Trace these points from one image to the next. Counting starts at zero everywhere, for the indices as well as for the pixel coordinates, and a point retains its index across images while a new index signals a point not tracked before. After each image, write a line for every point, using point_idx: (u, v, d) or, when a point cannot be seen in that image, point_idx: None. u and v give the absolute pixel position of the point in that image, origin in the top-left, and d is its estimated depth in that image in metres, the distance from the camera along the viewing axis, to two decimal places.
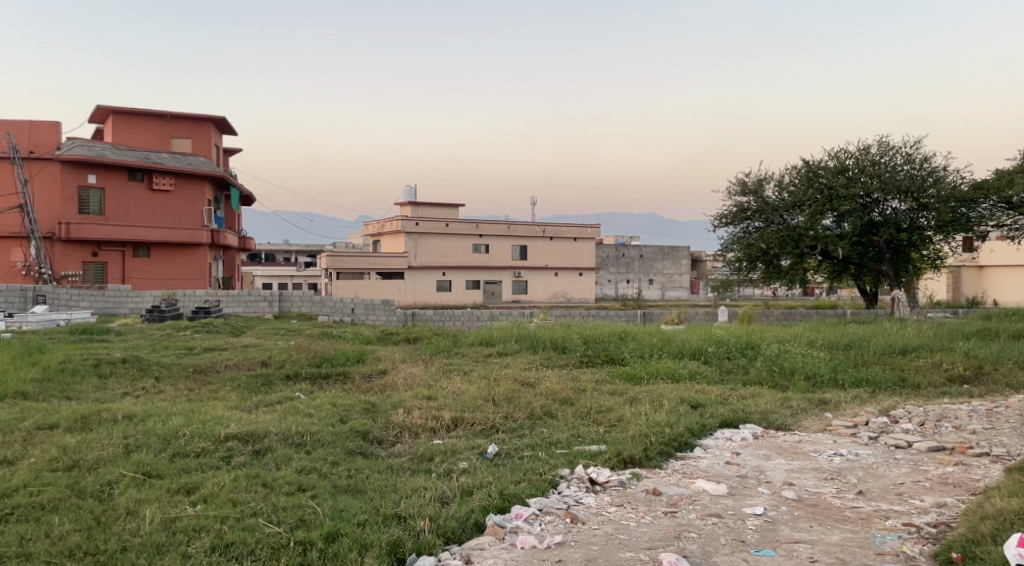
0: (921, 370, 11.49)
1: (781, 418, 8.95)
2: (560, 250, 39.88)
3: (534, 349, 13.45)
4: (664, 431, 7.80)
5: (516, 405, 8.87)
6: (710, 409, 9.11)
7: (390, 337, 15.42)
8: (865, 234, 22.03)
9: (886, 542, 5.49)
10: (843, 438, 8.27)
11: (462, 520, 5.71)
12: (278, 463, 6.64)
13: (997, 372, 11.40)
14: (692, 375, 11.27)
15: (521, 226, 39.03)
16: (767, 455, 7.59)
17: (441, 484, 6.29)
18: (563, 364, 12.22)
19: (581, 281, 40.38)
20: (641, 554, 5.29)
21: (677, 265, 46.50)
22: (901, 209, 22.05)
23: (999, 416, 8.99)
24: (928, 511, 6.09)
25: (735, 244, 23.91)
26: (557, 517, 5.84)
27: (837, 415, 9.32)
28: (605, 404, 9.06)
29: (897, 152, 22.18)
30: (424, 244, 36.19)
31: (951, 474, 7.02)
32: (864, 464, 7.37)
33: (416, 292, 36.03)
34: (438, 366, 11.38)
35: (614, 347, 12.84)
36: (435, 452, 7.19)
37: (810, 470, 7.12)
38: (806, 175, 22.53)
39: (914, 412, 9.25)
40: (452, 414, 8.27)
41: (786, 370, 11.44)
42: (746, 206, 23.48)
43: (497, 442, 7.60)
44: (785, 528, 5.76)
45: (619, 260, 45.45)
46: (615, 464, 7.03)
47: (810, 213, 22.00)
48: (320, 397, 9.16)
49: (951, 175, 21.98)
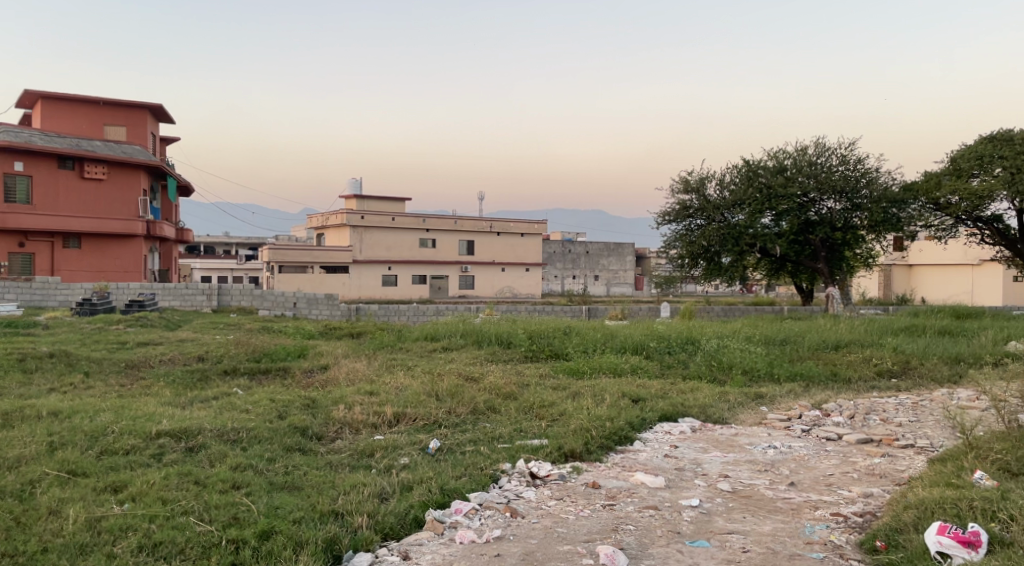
0: (852, 364, 11.86)
1: (718, 412, 9.12)
2: (506, 245, 39.93)
3: (479, 344, 13.46)
4: (605, 425, 7.90)
5: (459, 399, 8.87)
6: (649, 403, 9.26)
7: (333, 331, 15.27)
8: (802, 233, 22.61)
9: (815, 531, 5.65)
10: (777, 431, 8.49)
11: (401, 516, 5.69)
12: (212, 459, 6.52)
13: (924, 366, 11.83)
14: (633, 370, 11.44)
15: (467, 220, 39.00)
16: (704, 448, 7.74)
17: (381, 480, 6.27)
18: (508, 359, 12.27)
19: (528, 276, 40.56)
20: (579, 547, 5.35)
21: (621, 261, 47.07)
22: (836, 208, 22.64)
23: (924, 409, 9.33)
24: (855, 501, 6.30)
25: (678, 242, 24.17)
26: (496, 512, 5.88)
27: (772, 408, 9.56)
28: (548, 398, 9.13)
29: (832, 152, 22.83)
30: (369, 238, 35.85)
31: (878, 465, 7.27)
32: (796, 456, 7.58)
33: (360, 286, 35.67)
34: (381, 362, 11.29)
35: (557, 343, 12.91)
36: (375, 448, 7.16)
37: (744, 463, 7.29)
38: (746, 174, 22.96)
39: (845, 406, 9.54)
40: (393, 409, 8.23)
41: (724, 364, 11.71)
42: (689, 204, 23.74)
43: (439, 438, 7.59)
44: (719, 519, 5.89)
45: (565, 257, 45.61)
46: (557, 458, 7.10)
47: (749, 211, 22.42)
48: (257, 392, 9.01)
49: (884, 176, 22.75)
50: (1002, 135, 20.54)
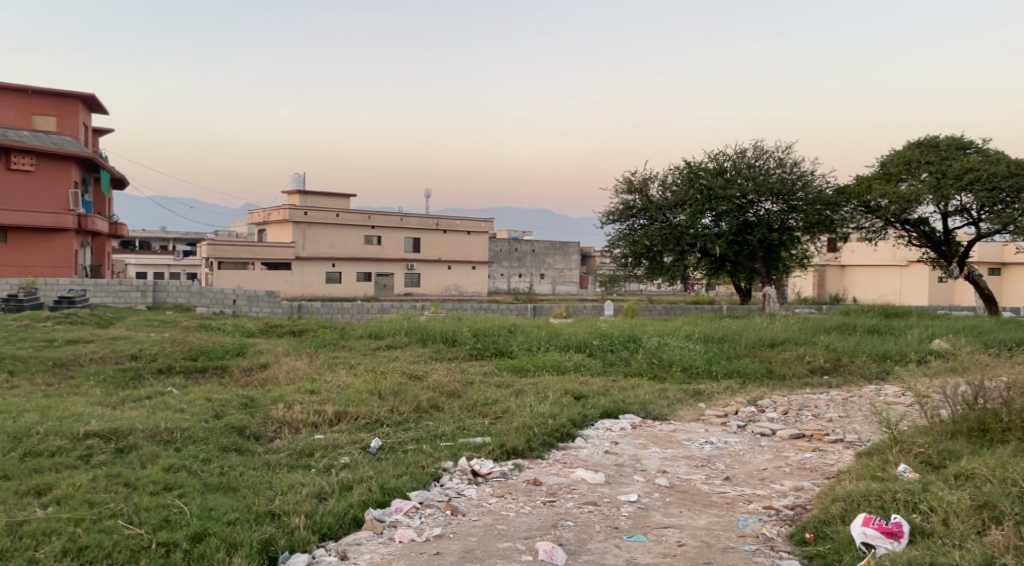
0: (787, 362, 12.16)
1: (658, 408, 9.28)
2: (451, 243, 39.86)
3: (423, 342, 13.42)
4: (547, 422, 7.96)
5: (401, 398, 8.84)
6: (591, 400, 9.37)
7: (274, 329, 15.05)
8: (740, 233, 23.11)
9: (748, 525, 5.79)
10: (714, 427, 8.68)
11: (340, 516, 5.64)
12: (143, 460, 6.38)
13: (854, 363, 12.22)
14: (576, 367, 11.54)
15: (413, 218, 38.82)
16: (644, 444, 7.87)
17: (320, 480, 6.21)
18: (451, 357, 12.26)
19: (474, 275, 40.58)
20: (518, 544, 5.39)
21: (567, 260, 47.45)
22: (773, 210, 23.31)
23: (854, 405, 9.65)
24: (787, 494, 6.49)
25: (621, 241, 24.39)
26: (437, 510, 5.89)
27: (710, 404, 9.77)
28: (491, 396, 9.15)
29: (770, 156, 23.46)
30: (312, 234, 35.33)
31: (809, 459, 7.50)
32: (731, 451, 7.76)
33: (303, 284, 35.18)
34: (323, 360, 11.18)
35: (502, 341, 12.95)
36: (315, 447, 7.09)
37: (682, 458, 7.44)
38: (687, 176, 23.35)
39: (779, 402, 9.79)
40: (335, 408, 8.16)
41: (664, 362, 11.91)
42: (632, 204, 23.97)
43: (380, 436, 7.56)
44: (656, 514, 6.01)
45: (511, 255, 45.71)
46: (499, 455, 7.14)
47: (690, 212, 22.83)
48: (193, 392, 8.82)
49: (818, 179, 23.44)
50: (929, 142, 21.28)
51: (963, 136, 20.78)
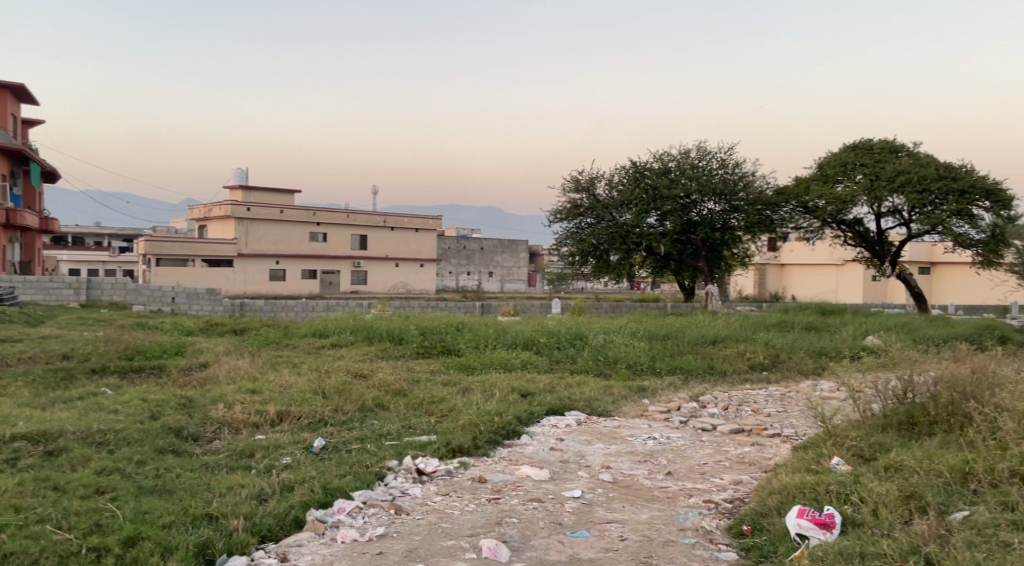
0: (728, 358, 12.40)
1: (603, 405, 9.37)
2: (399, 240, 39.63)
3: (369, 341, 13.31)
4: (493, 419, 7.98)
5: (346, 397, 8.75)
6: (537, 397, 9.43)
7: (215, 327, 14.76)
8: (684, 232, 23.48)
9: (688, 519, 5.90)
10: (657, 423, 8.81)
11: (280, 517, 5.57)
12: (74, 463, 6.20)
13: (792, 359, 12.54)
14: (523, 365, 11.58)
15: (359, 215, 38.45)
16: (589, 440, 7.94)
17: (260, 481, 6.12)
18: (398, 355, 12.18)
19: (421, 272, 40.42)
20: (462, 542, 5.39)
21: (515, 258, 47.58)
22: (716, 210, 23.71)
23: (791, 400, 9.89)
24: (726, 488, 6.62)
25: (569, 240, 24.52)
26: (380, 509, 5.86)
27: (654, 400, 9.91)
28: (437, 394, 9.13)
29: (713, 156, 23.91)
30: (255, 230, 34.72)
31: (748, 453, 7.66)
32: (673, 446, 7.88)
33: (246, 281, 34.51)
34: (265, 359, 10.99)
35: (449, 338, 12.93)
36: (256, 448, 6.98)
37: (626, 454, 7.53)
38: (633, 175, 23.64)
39: (720, 398, 9.97)
40: (277, 408, 8.05)
41: (609, 358, 12.04)
42: (579, 203, 24.12)
43: (324, 436, 7.47)
44: (599, 509, 6.07)
45: (459, 253, 45.61)
46: (444, 453, 7.13)
47: (636, 211, 23.08)
48: (128, 392, 8.61)
49: (760, 180, 23.96)
50: (864, 144, 21.95)
51: (896, 140, 21.50)
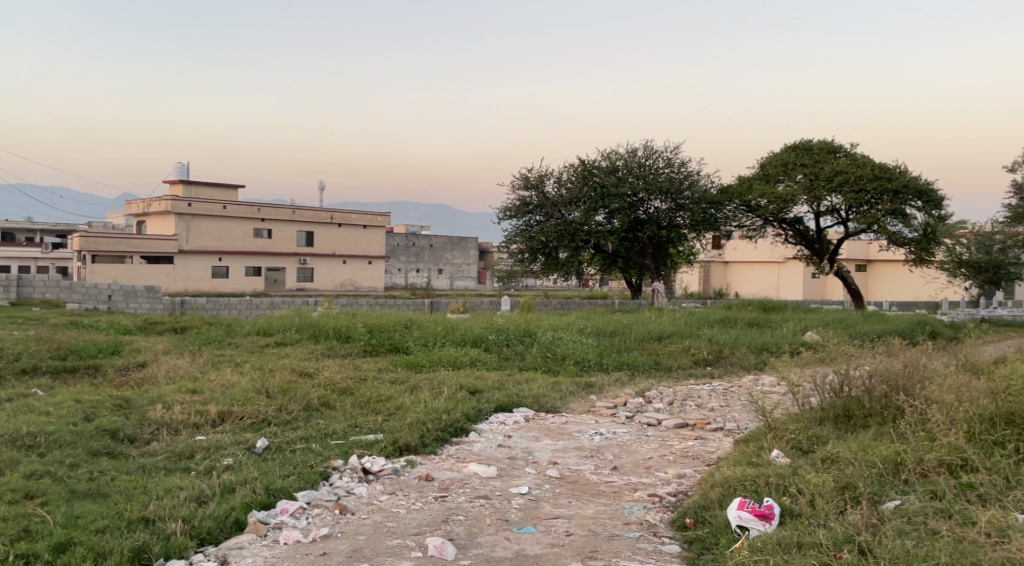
0: (672, 354, 12.57)
1: (551, 401, 9.42)
2: (346, 237, 39.24)
3: (314, 339, 13.12)
4: (441, 417, 7.95)
5: (290, 396, 8.62)
6: (485, 394, 9.43)
7: (154, 326, 14.40)
8: (632, 230, 23.71)
9: (633, 512, 5.97)
10: (604, 418, 8.88)
11: (220, 520, 5.46)
12: (1, 467, 5.98)
13: (735, 354, 12.78)
14: (472, 362, 11.57)
15: (305, 211, 37.96)
16: (535, 437, 7.97)
17: (200, 483, 5.99)
18: (345, 353, 12.06)
19: (369, 270, 40.07)
20: (408, 541, 5.36)
21: (465, 255, 47.50)
22: (662, 208, 24.04)
23: (733, 394, 10.08)
24: (670, 482, 6.71)
25: (518, 237, 24.50)
26: (325, 510, 5.79)
27: (601, 396, 10.00)
28: (384, 392, 9.06)
29: (659, 156, 24.28)
30: (197, 226, 34.00)
31: (691, 447, 7.78)
32: (619, 440, 7.97)
33: (186, 279, 33.66)
34: (207, 358, 10.76)
35: (398, 336, 12.84)
36: (196, 449, 6.83)
37: (573, 449, 7.57)
38: (581, 173, 23.78)
39: (665, 393, 10.11)
40: (218, 408, 7.88)
41: (557, 355, 12.10)
42: (528, 200, 24.13)
43: (267, 436, 7.34)
44: (546, 505, 6.09)
45: (408, 250, 45.32)
46: (391, 451, 7.08)
47: (584, 209, 23.21)
48: (61, 393, 8.35)
49: (704, 179, 24.43)
50: (803, 145, 22.48)
51: (834, 140, 22.03)
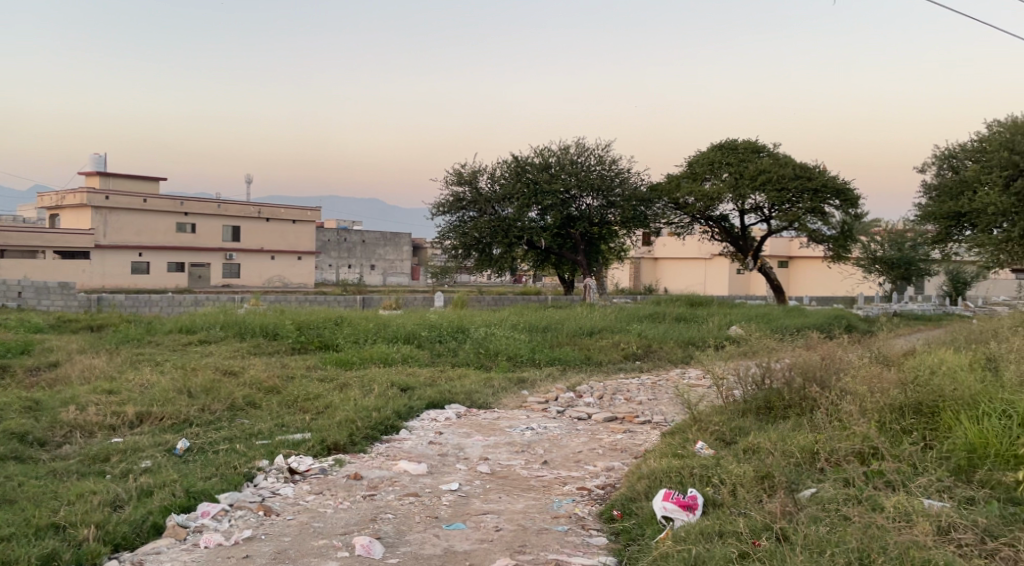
0: (603, 349, 12.71)
1: (482, 397, 9.41)
2: (275, 232, 38.50)
3: (240, 336, 12.83)
4: (370, 415, 7.86)
5: (214, 395, 8.40)
6: (417, 391, 9.36)
7: (67, 324, 13.87)
8: (564, 227, 23.90)
9: (562, 506, 6.01)
10: (535, 413, 8.92)
11: (137, 524, 5.29)
12: None
13: (663, 349, 13.00)
14: (404, 359, 11.47)
15: (231, 205, 37.13)
16: (467, 433, 7.95)
17: (115, 487, 5.80)
18: (272, 351, 11.82)
19: (299, 265, 39.39)
20: (334, 541, 5.28)
21: (397, 251, 47.13)
22: (593, 205, 24.24)
23: (661, 388, 10.26)
24: (599, 475, 6.78)
25: (451, 233, 24.31)
26: (248, 512, 5.66)
27: (532, 392, 10.04)
28: (313, 391, 8.92)
29: (591, 153, 24.52)
30: (115, 220, 32.85)
31: (620, 440, 7.88)
32: (550, 435, 8.01)
33: (104, 275, 32.48)
34: (125, 357, 10.42)
35: (327, 333, 12.64)
36: (112, 452, 6.59)
37: (503, 445, 7.58)
38: (514, 170, 23.83)
39: (596, 387, 10.22)
40: (137, 409, 7.64)
41: (490, 351, 12.10)
42: (462, 196, 24.01)
43: (188, 437, 7.14)
44: (475, 501, 6.09)
45: (339, 246, 44.70)
46: (318, 451, 6.97)
47: (517, 205, 23.26)
48: None
49: (634, 177, 24.77)
50: (729, 145, 22.98)
51: (758, 140, 22.61)
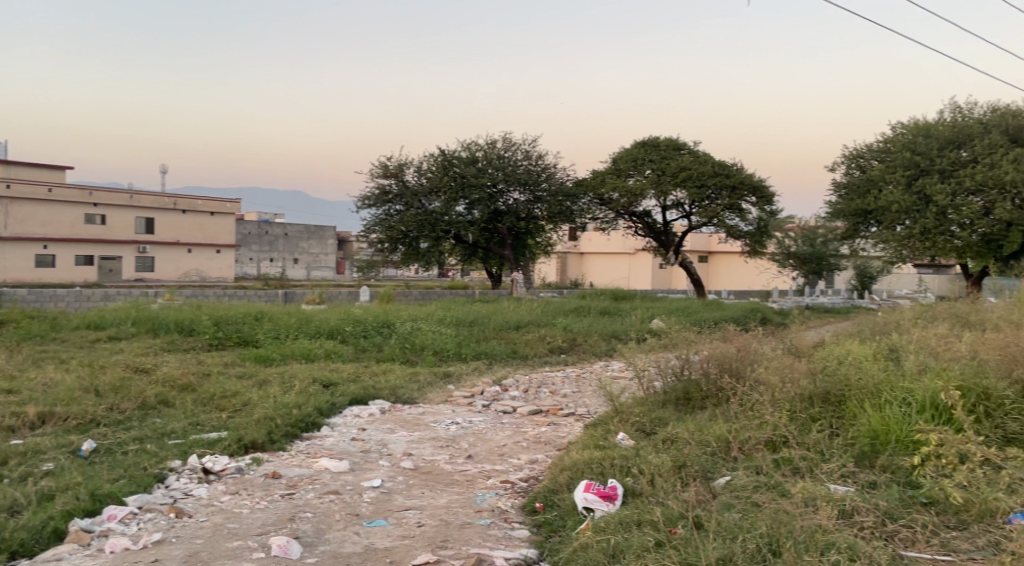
0: (529, 343, 12.75)
1: (407, 392, 9.32)
2: (192, 225, 37.44)
3: (154, 332, 12.38)
4: (291, 412, 7.69)
5: (125, 394, 8.08)
6: (340, 387, 9.20)
7: None
8: (491, 222, 23.93)
9: (485, 500, 5.99)
10: (461, 408, 8.89)
11: (36, 530, 5.05)
12: None
13: (587, 342, 13.13)
14: (326, 355, 11.27)
15: (145, 196, 35.95)
16: (391, 429, 7.86)
17: (14, 492, 5.52)
18: (188, 348, 11.44)
19: (217, 259, 38.35)
20: (249, 541, 5.14)
21: (322, 244, 46.34)
22: (520, 200, 24.31)
23: (585, 380, 10.36)
24: (522, 467, 6.79)
25: (377, 226, 23.96)
26: (159, 514, 5.46)
27: (458, 386, 10.00)
28: (231, 388, 8.67)
29: (518, 148, 24.58)
30: (18, 210, 31.40)
31: (544, 433, 7.92)
32: (474, 429, 7.99)
33: (5, 268, 30.93)
34: (28, 355, 9.93)
35: (247, 329, 12.32)
36: (11, 455, 6.27)
37: (428, 440, 7.52)
38: (441, 164, 23.72)
39: (521, 381, 10.24)
40: (39, 409, 7.29)
41: (416, 346, 11.99)
42: (388, 189, 23.72)
43: (95, 438, 6.85)
44: (398, 497, 6.02)
45: (261, 239, 43.72)
46: (235, 450, 6.77)
47: (444, 199, 23.12)
48: None
49: (561, 172, 24.95)
50: (652, 142, 23.34)
51: (679, 138, 23.06)
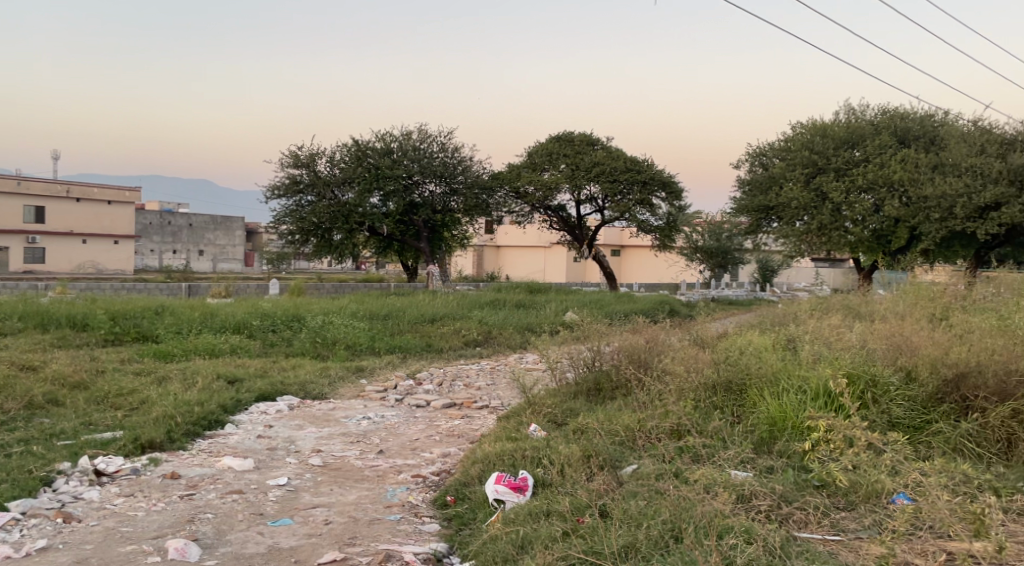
0: (443, 335, 12.67)
1: (317, 388, 9.11)
2: (86, 214, 35.67)
3: (43, 327, 11.71)
4: (192, 410, 7.40)
5: (9, 393, 7.61)
6: (246, 383, 8.93)
7: None
8: (407, 214, 23.61)
9: (395, 495, 5.90)
10: (373, 402, 8.74)
11: None
12: None
13: (501, 335, 13.13)
14: (232, 350, 10.92)
15: (35, 184, 34.19)
16: (300, 425, 7.67)
17: None
18: (82, 344, 10.89)
19: (115, 250, 36.61)
20: (144, 545, 4.91)
21: (229, 236, 45.09)
22: (436, 192, 24.12)
23: (499, 373, 10.36)
24: (434, 461, 6.72)
25: (288, 217, 23.24)
26: (44, 520, 5.17)
27: (370, 380, 9.84)
28: (127, 386, 8.28)
29: (433, 140, 24.36)
30: None
31: (457, 426, 7.86)
32: (386, 424, 7.87)
33: None
34: None
35: (146, 323, 11.85)
36: None
37: (337, 436, 7.36)
38: (355, 154, 23.18)
39: (435, 374, 10.16)
40: None
41: (328, 339, 11.74)
42: (299, 178, 22.99)
43: None
44: (305, 495, 5.86)
45: (163, 229, 42.07)
46: (131, 450, 6.47)
47: (358, 190, 22.69)
48: None
49: (477, 165, 24.88)
50: (567, 137, 23.52)
51: (593, 133, 23.31)
